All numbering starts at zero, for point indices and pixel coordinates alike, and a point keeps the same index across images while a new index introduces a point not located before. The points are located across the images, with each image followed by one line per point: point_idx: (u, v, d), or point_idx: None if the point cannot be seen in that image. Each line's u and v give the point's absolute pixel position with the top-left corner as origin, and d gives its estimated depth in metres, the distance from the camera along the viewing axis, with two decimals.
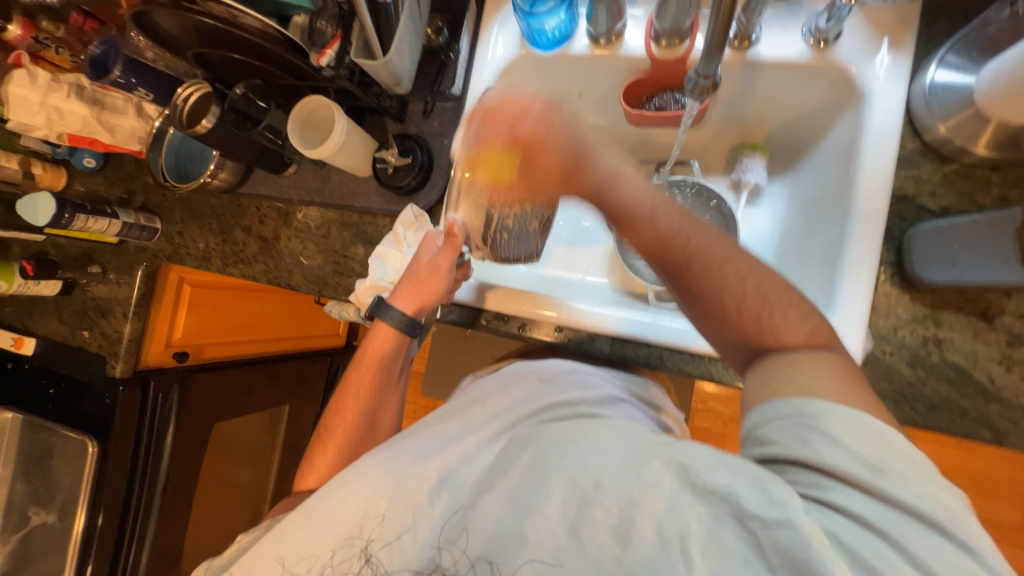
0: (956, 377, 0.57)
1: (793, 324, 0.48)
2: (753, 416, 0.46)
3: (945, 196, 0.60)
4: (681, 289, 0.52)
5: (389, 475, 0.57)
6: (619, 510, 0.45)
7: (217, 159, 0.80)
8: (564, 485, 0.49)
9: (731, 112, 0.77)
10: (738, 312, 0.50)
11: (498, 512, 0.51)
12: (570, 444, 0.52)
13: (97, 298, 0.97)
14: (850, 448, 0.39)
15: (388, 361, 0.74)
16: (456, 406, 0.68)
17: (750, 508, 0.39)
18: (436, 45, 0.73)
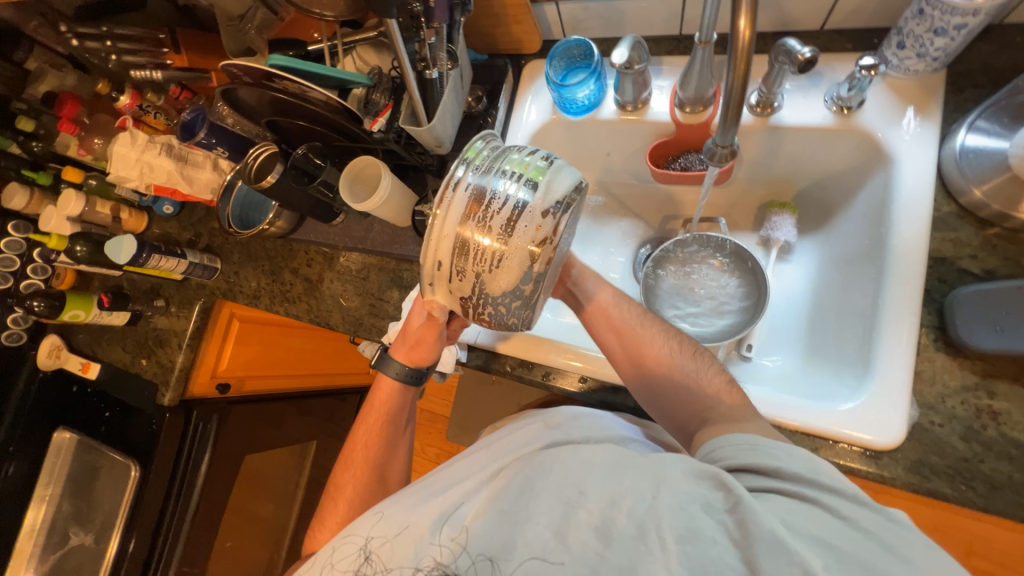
0: (1019, 455, 0.52)
1: (713, 372, 0.59)
2: (709, 443, 0.51)
3: (988, 259, 0.58)
4: (631, 359, 0.61)
5: (394, 512, 0.59)
6: (601, 511, 0.47)
7: (276, 209, 0.88)
8: (551, 496, 0.51)
9: (758, 171, 0.78)
10: (666, 365, 0.60)
11: (487, 521, 0.53)
12: (555, 457, 0.54)
13: (158, 329, 1.07)
14: (793, 453, 0.46)
15: (392, 413, 0.74)
16: (467, 449, 0.70)
17: (713, 499, 0.43)
18: (474, 111, 0.80)
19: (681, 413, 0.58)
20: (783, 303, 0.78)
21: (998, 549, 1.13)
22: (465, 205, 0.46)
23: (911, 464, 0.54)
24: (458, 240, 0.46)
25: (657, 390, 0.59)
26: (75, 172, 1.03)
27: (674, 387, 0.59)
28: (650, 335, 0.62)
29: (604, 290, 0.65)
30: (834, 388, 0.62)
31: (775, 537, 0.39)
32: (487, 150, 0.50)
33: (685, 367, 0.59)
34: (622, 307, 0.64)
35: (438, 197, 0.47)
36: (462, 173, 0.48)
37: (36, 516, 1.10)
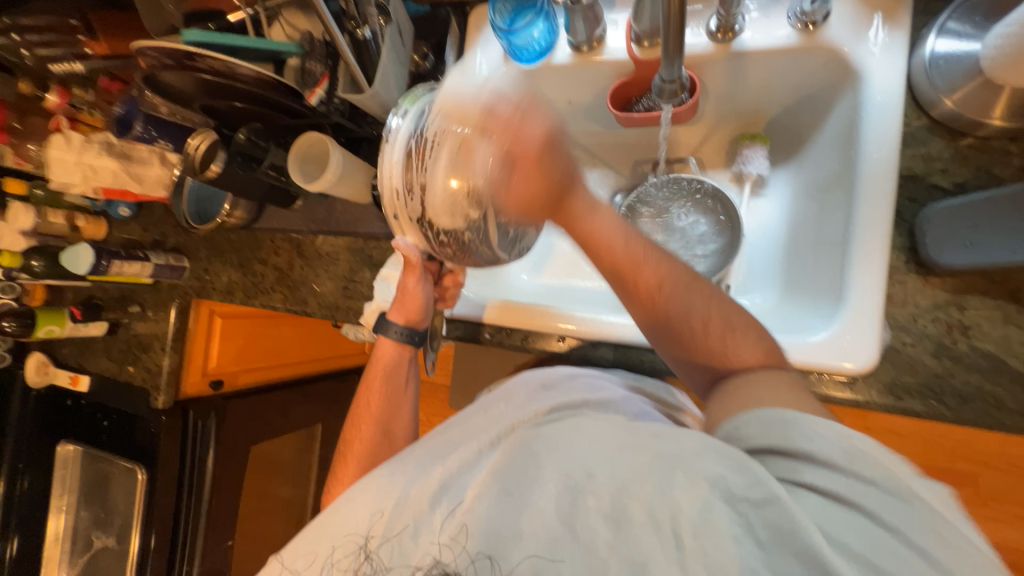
0: (988, 366, 0.52)
1: (750, 346, 0.51)
2: (729, 421, 0.47)
3: (959, 172, 0.56)
4: (656, 321, 0.55)
5: (393, 484, 0.59)
6: (610, 498, 0.47)
7: (231, 200, 0.85)
8: (557, 481, 0.50)
9: (725, 104, 0.75)
10: (700, 337, 0.53)
11: (488, 505, 0.52)
12: (562, 441, 0.53)
13: (138, 334, 1.05)
14: (831, 440, 0.41)
15: (391, 374, 0.77)
16: (459, 421, 0.68)
17: (735, 490, 0.40)
18: (423, 70, 0.75)
19: (704, 375, 0.54)
20: (759, 240, 0.77)
21: (980, 449, 1.17)
22: (405, 147, 0.52)
23: (884, 386, 0.55)
24: (408, 185, 0.52)
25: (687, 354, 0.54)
26: (18, 183, 0.99)
27: (705, 352, 0.53)
28: (687, 301, 0.53)
29: (615, 235, 0.52)
30: (808, 321, 0.62)
31: (795, 530, 0.38)
32: (422, 97, 0.56)
33: (717, 338, 0.52)
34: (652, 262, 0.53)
35: (384, 147, 0.53)
36: (398, 122, 0.54)
37: (58, 524, 1.15)
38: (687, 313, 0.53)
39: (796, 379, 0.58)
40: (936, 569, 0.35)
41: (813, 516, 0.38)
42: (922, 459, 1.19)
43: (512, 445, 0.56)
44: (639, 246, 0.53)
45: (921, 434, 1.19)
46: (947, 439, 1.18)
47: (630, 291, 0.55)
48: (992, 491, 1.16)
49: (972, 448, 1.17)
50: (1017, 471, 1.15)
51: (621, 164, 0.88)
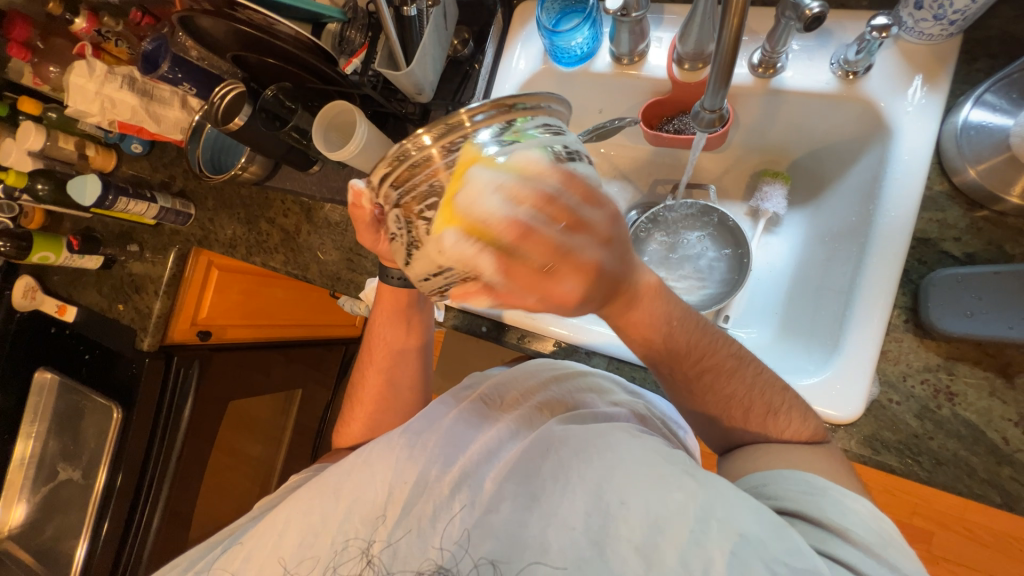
0: (968, 434, 0.54)
1: (795, 429, 0.52)
2: (760, 477, 0.51)
3: (971, 242, 0.57)
4: (691, 397, 0.56)
5: (415, 462, 0.58)
6: (643, 532, 0.45)
7: (247, 154, 0.83)
8: (585, 498, 0.49)
9: (755, 138, 0.75)
10: (736, 425, 0.55)
11: (512, 508, 0.52)
12: (593, 454, 0.52)
13: (133, 274, 1.05)
14: (864, 520, 0.44)
15: (393, 320, 0.72)
16: (473, 398, 0.66)
17: (774, 553, 0.41)
18: (461, 56, 0.74)
19: (720, 442, 0.58)
20: (764, 277, 0.77)
21: (939, 509, 1.20)
22: (465, 166, 0.38)
23: (865, 438, 0.56)
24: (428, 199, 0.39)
25: (714, 430, 0.57)
26: (33, 103, 0.97)
27: (730, 431, 0.56)
28: (733, 391, 0.54)
29: (666, 318, 0.51)
30: (801, 364, 0.63)
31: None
32: (532, 125, 0.40)
33: (751, 429, 0.54)
34: (701, 349, 0.53)
35: (440, 133, 0.38)
36: (483, 124, 0.38)
37: (24, 451, 1.13)
38: (725, 399, 0.54)
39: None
40: None
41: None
42: (882, 510, 1.22)
43: (539, 451, 0.56)
44: (692, 343, 0.53)
45: (885, 487, 1.21)
46: (909, 495, 1.21)
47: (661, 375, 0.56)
48: (943, 551, 1.19)
49: (931, 507, 1.20)
50: (972, 535, 1.18)
51: (641, 180, 0.88)
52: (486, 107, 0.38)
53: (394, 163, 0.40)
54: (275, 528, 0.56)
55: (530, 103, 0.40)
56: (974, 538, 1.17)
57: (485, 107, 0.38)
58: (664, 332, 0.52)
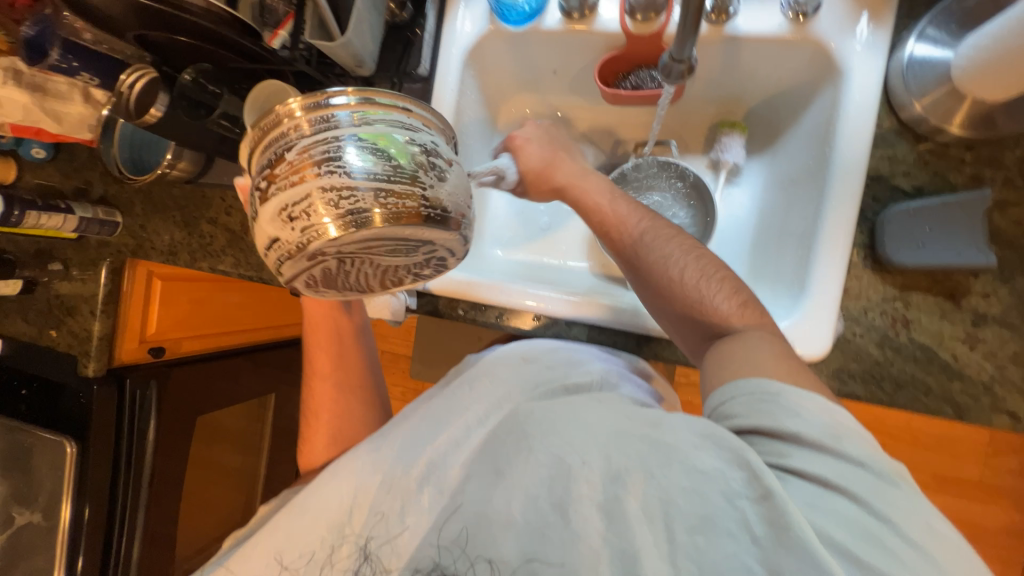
0: (922, 357, 0.57)
1: (727, 297, 0.53)
2: (717, 395, 0.47)
3: (919, 176, 0.59)
4: (633, 266, 0.59)
5: (379, 462, 0.57)
6: (604, 486, 0.46)
7: (174, 148, 0.75)
8: (545, 464, 0.49)
9: (712, 88, 0.75)
10: (677, 294, 0.55)
11: (479, 484, 0.52)
12: (554, 422, 0.51)
13: (62, 295, 0.94)
14: (819, 420, 0.41)
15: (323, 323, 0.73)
16: (444, 388, 0.64)
17: (734, 488, 0.40)
18: (400, 21, 0.68)
19: (680, 329, 0.56)
20: (729, 228, 0.79)
21: (890, 424, 1.32)
22: (319, 131, 0.42)
23: (833, 372, 0.59)
24: (283, 156, 0.42)
25: (668, 309, 0.56)
26: None
27: (680, 304, 0.55)
28: (665, 253, 0.57)
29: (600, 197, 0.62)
30: (771, 308, 0.66)
31: (787, 528, 0.37)
32: (392, 119, 0.43)
33: (695, 292, 0.54)
34: (635, 215, 0.60)
35: (309, 101, 0.43)
36: (342, 103, 0.43)
37: None
38: (660, 261, 0.56)
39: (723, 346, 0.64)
40: (907, 542, 0.36)
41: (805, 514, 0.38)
42: None
43: (504, 428, 0.54)
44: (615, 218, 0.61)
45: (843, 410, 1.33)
46: (864, 415, 1.33)
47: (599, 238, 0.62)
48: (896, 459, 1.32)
49: (883, 423, 1.32)
50: (916, 442, 1.31)
51: (602, 142, 0.86)
52: (350, 91, 0.43)
53: (265, 129, 0.44)
54: (268, 531, 0.57)
55: (393, 99, 0.44)
56: (921, 444, 1.31)
57: (349, 90, 0.43)
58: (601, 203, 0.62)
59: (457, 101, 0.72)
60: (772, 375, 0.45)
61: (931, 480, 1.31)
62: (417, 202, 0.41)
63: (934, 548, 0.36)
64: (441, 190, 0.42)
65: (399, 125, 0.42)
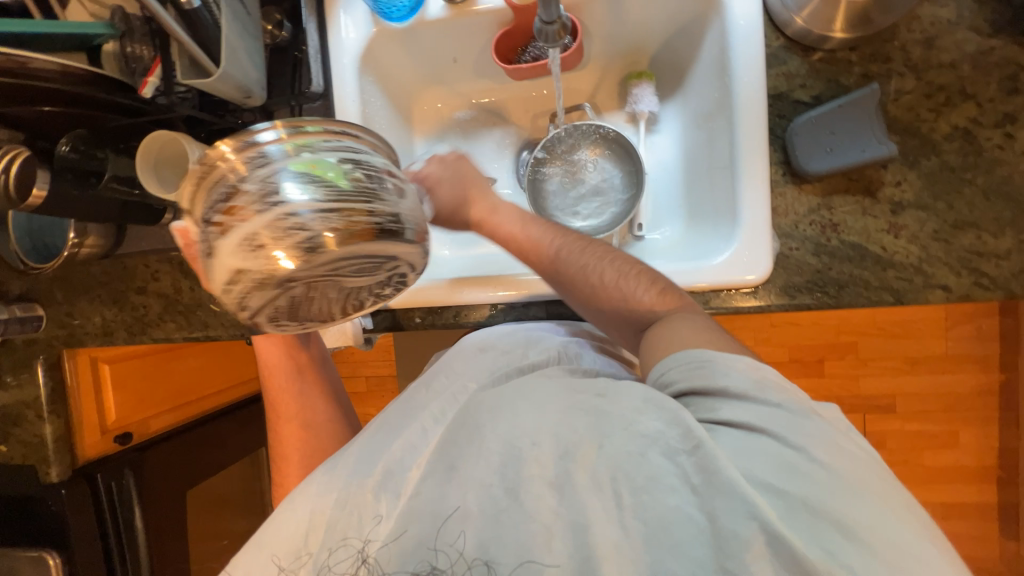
0: (855, 255, 0.60)
1: (646, 288, 0.57)
2: (654, 368, 0.49)
3: (815, 85, 0.61)
4: (554, 280, 0.60)
5: (335, 478, 0.54)
6: (554, 463, 0.45)
7: (76, 225, 0.71)
8: (496, 452, 0.47)
9: (610, 43, 0.76)
10: (602, 297, 0.58)
11: (434, 482, 0.49)
12: (504, 409, 0.50)
13: (1, 407, 0.88)
14: (745, 377, 0.45)
15: (279, 360, 0.72)
16: (401, 400, 0.63)
17: (671, 443, 0.42)
18: (282, 42, 0.67)
19: (614, 326, 0.59)
20: (659, 175, 0.80)
21: (857, 323, 1.40)
22: (252, 169, 0.39)
23: (781, 289, 0.62)
24: (216, 203, 0.39)
25: (598, 312, 0.59)
26: None
27: (604, 305, 0.58)
28: (575, 266, 0.59)
29: (505, 223, 0.64)
30: (712, 243, 0.67)
31: (717, 472, 0.40)
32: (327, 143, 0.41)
33: (617, 289, 0.57)
34: (543, 232, 0.62)
35: (235, 140, 0.41)
36: (269, 137, 0.41)
37: None
38: (574, 273, 0.59)
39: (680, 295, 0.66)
40: (825, 469, 0.40)
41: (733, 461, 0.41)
42: (814, 341, 1.41)
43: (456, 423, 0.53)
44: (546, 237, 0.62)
45: (812, 320, 1.40)
46: (831, 320, 1.40)
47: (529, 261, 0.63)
48: (869, 353, 1.40)
49: (849, 323, 1.40)
50: (883, 333, 1.39)
51: (521, 119, 0.85)
52: (274, 124, 0.41)
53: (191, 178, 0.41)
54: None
55: (326, 124, 0.42)
56: (887, 334, 1.39)
57: (276, 124, 0.41)
58: (507, 229, 0.64)
59: (362, 110, 0.70)
60: (700, 343, 0.48)
61: (904, 364, 1.39)
62: (369, 218, 0.39)
63: (850, 473, 0.40)
64: (395, 203, 0.40)
65: (334, 146, 0.41)
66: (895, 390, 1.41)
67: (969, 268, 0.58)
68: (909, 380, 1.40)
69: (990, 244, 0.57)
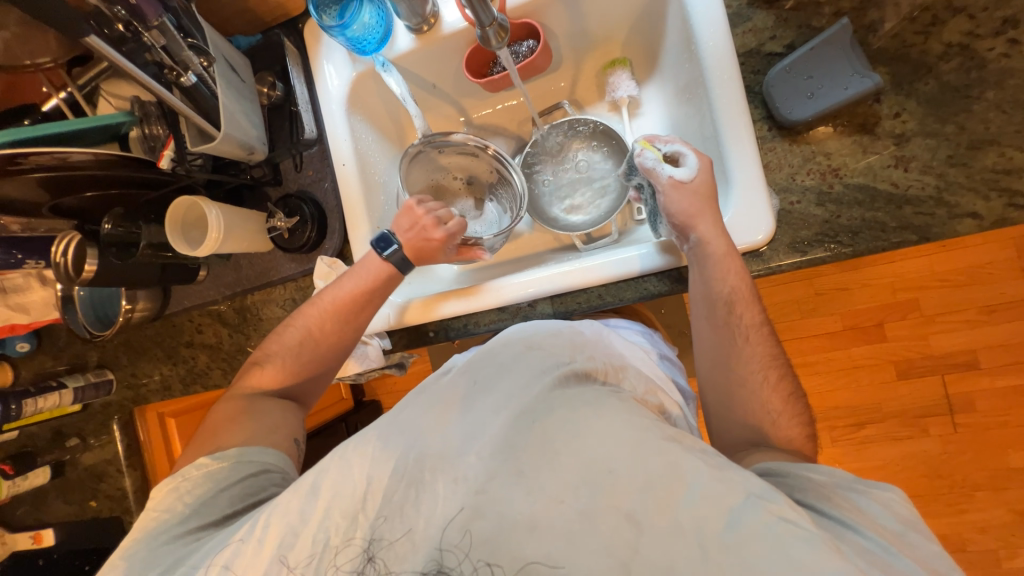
0: (864, 197, 0.56)
1: (797, 419, 0.55)
2: (774, 461, 0.50)
3: (786, 35, 0.59)
4: (727, 350, 0.58)
5: (400, 440, 0.47)
6: (633, 496, 0.40)
7: (127, 293, 0.79)
8: (578, 467, 0.42)
9: (577, 40, 0.77)
10: (750, 404, 0.56)
11: (501, 486, 0.43)
12: (584, 422, 0.45)
13: (89, 465, 0.99)
14: (881, 508, 0.43)
15: (373, 292, 0.67)
16: (442, 383, 0.55)
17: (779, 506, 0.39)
18: (276, 100, 0.74)
19: (732, 428, 0.58)
20: None
21: (914, 277, 1.28)
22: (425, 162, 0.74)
23: (789, 246, 0.59)
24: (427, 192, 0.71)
25: (727, 402, 0.58)
26: None
27: (743, 407, 0.57)
28: (752, 364, 0.56)
29: (730, 275, 0.57)
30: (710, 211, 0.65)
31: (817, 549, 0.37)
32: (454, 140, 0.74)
33: (767, 399, 0.55)
34: (740, 301, 0.57)
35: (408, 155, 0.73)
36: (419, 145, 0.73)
37: None
38: (751, 364, 0.56)
39: (682, 272, 0.65)
40: None
41: (837, 549, 0.37)
42: (865, 303, 1.31)
43: (528, 416, 0.46)
44: (740, 292, 0.57)
45: (860, 282, 1.30)
46: (883, 278, 1.29)
47: (707, 281, 0.58)
48: (933, 308, 1.27)
49: (905, 279, 1.28)
50: (947, 283, 1.26)
51: (508, 128, 0.88)
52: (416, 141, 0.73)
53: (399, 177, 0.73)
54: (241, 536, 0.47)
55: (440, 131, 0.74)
56: (951, 284, 1.26)
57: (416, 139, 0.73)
58: (717, 285, 0.57)
59: (355, 147, 0.75)
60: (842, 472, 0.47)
61: (977, 314, 1.26)
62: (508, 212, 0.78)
63: None
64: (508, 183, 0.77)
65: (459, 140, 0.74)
66: (972, 344, 1.27)
67: (997, 189, 0.53)
68: (987, 331, 1.26)
69: (1017, 159, 0.52)
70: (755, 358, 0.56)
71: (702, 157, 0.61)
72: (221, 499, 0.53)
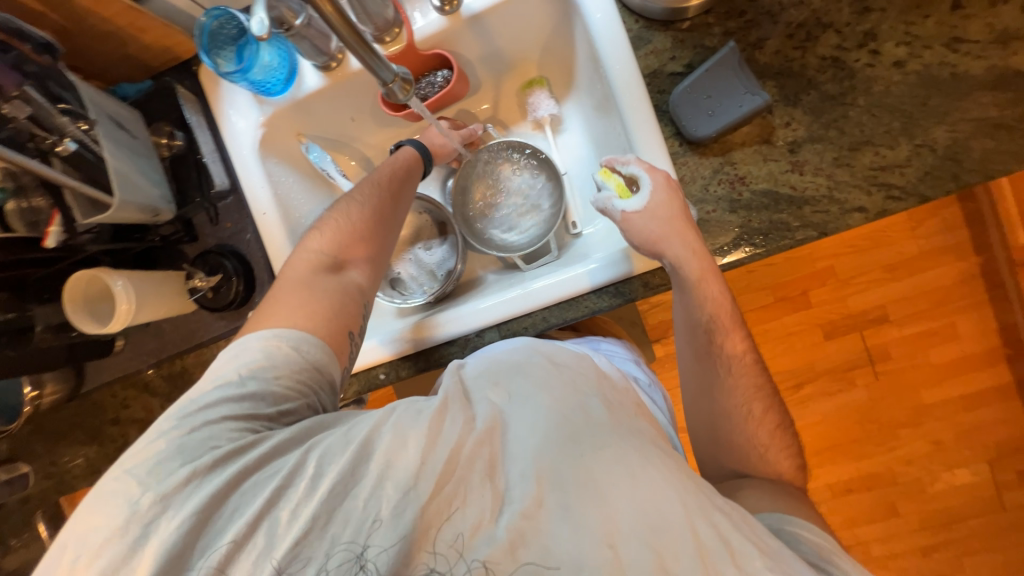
0: (770, 201, 0.61)
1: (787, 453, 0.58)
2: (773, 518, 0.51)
3: (684, 54, 0.63)
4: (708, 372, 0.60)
5: (452, 427, 0.44)
6: (658, 546, 0.39)
7: (31, 379, 0.71)
8: (620, 497, 0.41)
9: (492, 63, 0.78)
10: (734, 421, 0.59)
11: (543, 512, 0.40)
12: (633, 465, 0.42)
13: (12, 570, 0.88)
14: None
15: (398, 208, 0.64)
16: (494, 370, 0.50)
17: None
18: (178, 151, 0.68)
19: (722, 457, 0.61)
20: (576, 168, 0.82)
21: (827, 247, 1.41)
22: None
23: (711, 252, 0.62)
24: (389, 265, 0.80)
25: (714, 427, 0.61)
26: None
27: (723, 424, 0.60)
28: (736, 395, 0.59)
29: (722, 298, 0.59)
30: None
31: None
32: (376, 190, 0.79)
33: (752, 428, 0.58)
34: (721, 327, 0.59)
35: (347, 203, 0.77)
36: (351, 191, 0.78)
37: None
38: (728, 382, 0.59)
39: (622, 286, 0.66)
40: None
41: None
42: (791, 275, 1.42)
43: (581, 444, 0.43)
44: (718, 319, 0.59)
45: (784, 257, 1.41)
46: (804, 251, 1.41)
47: (702, 354, 0.60)
48: (846, 271, 1.41)
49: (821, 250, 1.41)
50: (854, 248, 1.40)
51: None
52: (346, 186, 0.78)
53: None
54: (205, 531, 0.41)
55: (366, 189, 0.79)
56: (858, 248, 1.40)
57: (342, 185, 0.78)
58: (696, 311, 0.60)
59: (274, 192, 0.71)
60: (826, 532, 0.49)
61: (882, 272, 1.40)
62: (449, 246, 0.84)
63: None
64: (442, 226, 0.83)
65: None
66: (881, 300, 1.41)
67: (877, 184, 0.59)
68: (893, 287, 1.41)
69: (889, 156, 0.59)
70: (741, 404, 0.59)
71: (656, 173, 0.59)
72: (220, 428, 0.45)
